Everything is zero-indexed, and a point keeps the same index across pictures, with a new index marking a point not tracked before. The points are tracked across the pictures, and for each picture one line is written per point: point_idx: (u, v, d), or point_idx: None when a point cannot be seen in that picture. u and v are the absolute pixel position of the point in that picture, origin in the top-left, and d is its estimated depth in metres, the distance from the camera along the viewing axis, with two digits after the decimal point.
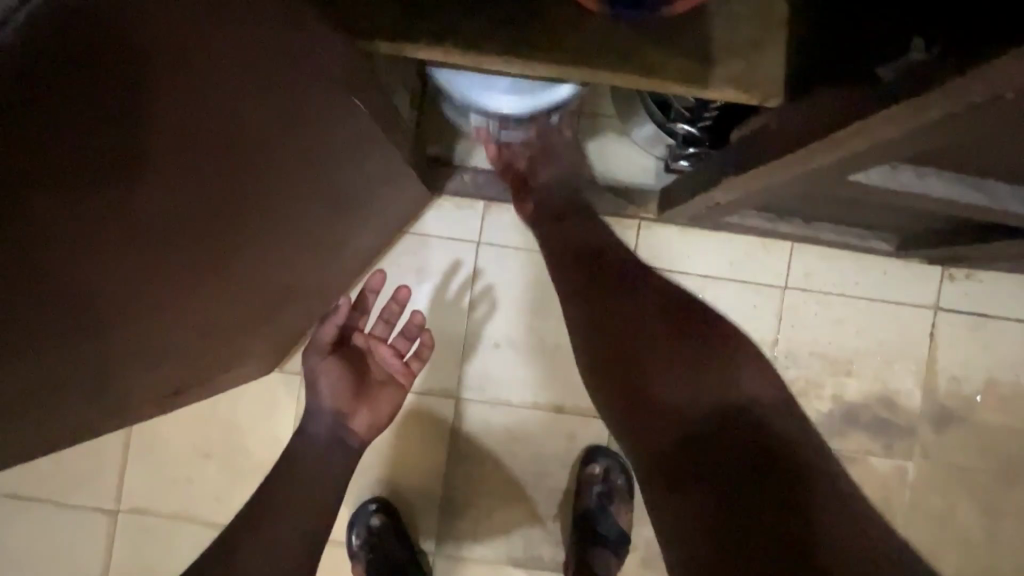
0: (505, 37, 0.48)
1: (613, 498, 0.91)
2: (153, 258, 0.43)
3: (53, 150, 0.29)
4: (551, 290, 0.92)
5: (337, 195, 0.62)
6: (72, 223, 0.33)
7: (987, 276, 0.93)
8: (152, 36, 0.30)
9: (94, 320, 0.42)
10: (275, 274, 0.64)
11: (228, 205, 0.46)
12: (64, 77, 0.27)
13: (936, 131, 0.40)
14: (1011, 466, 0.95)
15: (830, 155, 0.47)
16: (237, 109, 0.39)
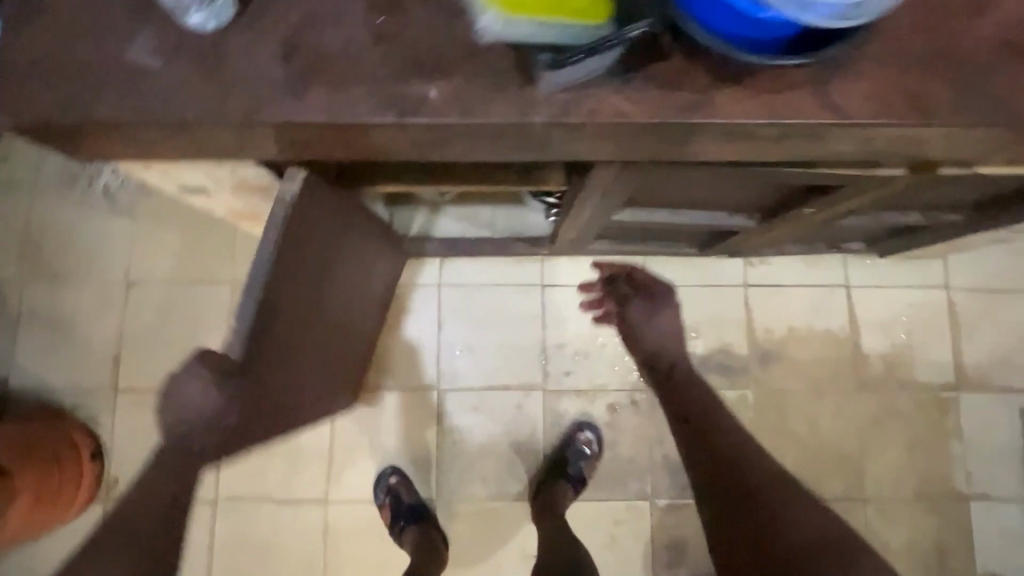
0: (419, 174, 0.96)
1: (587, 454, 1.33)
2: (320, 307, 0.88)
3: (295, 264, 0.75)
4: (492, 311, 1.40)
5: (372, 256, 1.09)
6: (298, 294, 0.79)
7: (775, 260, 1.42)
8: (318, 211, 0.77)
9: (304, 344, 0.87)
10: (356, 314, 1.10)
11: (337, 265, 0.91)
12: (298, 237, 0.74)
13: (613, 197, 0.89)
14: (818, 384, 1.39)
15: (586, 210, 0.97)
16: (336, 229, 0.87)
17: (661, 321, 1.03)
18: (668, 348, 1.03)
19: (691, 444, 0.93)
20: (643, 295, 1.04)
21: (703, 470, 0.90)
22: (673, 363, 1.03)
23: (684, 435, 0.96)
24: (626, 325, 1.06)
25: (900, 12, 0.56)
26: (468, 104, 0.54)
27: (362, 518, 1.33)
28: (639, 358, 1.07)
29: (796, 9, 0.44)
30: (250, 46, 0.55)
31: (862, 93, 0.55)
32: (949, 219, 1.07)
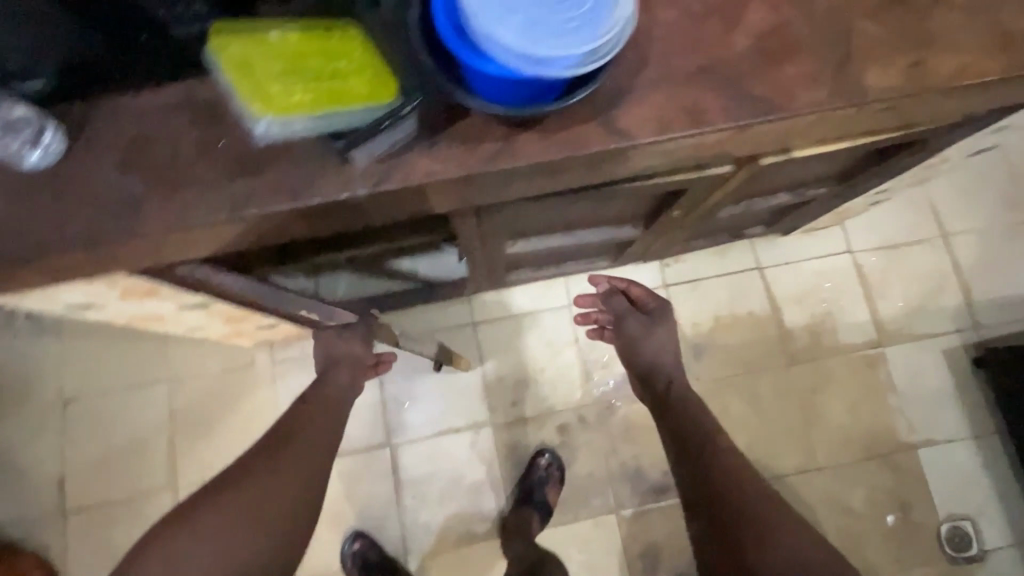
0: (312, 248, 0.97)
1: (548, 479, 1.34)
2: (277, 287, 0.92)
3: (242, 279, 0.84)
4: (429, 358, 1.43)
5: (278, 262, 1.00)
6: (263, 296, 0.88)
7: (687, 256, 1.49)
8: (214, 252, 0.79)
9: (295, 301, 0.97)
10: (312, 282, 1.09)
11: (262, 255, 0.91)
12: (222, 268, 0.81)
13: (493, 234, 0.95)
14: (751, 366, 1.45)
15: (477, 251, 1.02)
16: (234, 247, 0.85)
17: (660, 339, 1.03)
18: (666, 365, 1.03)
19: (691, 474, 0.90)
20: (638, 311, 1.06)
21: (701, 507, 0.87)
22: (670, 380, 1.02)
23: (684, 466, 0.92)
24: (626, 340, 1.07)
25: (663, 39, 0.64)
26: (292, 190, 0.59)
27: None
28: (634, 375, 1.07)
29: (534, 67, 0.50)
30: (84, 177, 0.59)
31: (642, 116, 0.62)
32: (817, 194, 1.15)
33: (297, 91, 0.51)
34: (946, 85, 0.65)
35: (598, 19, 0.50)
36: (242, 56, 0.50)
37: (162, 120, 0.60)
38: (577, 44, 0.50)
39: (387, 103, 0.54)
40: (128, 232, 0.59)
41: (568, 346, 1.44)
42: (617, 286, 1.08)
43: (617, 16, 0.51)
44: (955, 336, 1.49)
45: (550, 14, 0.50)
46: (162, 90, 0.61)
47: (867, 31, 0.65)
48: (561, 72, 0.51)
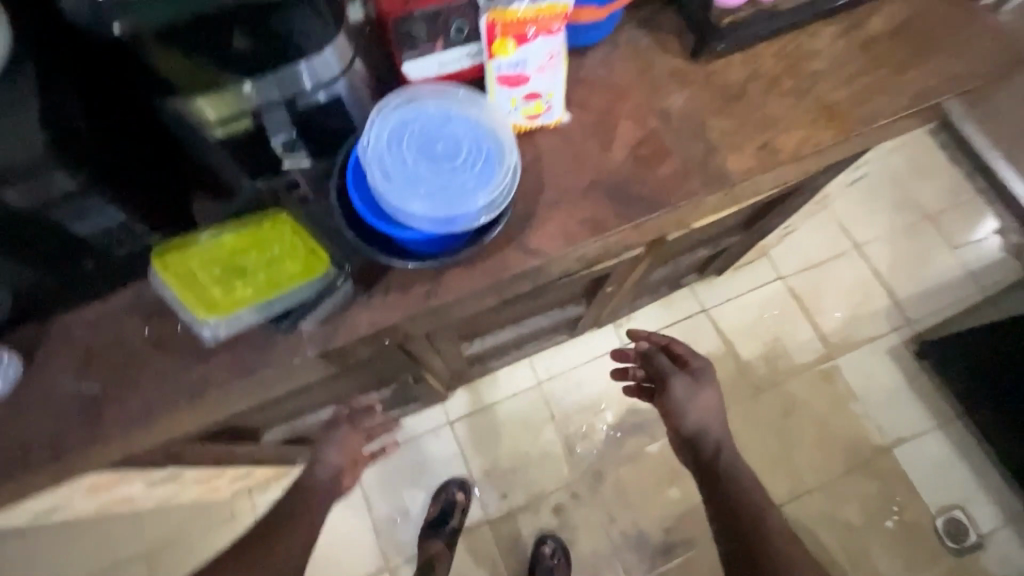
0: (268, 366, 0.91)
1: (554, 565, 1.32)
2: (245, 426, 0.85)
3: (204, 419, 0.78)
4: (413, 467, 1.42)
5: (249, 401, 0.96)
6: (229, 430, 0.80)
7: (637, 313, 1.58)
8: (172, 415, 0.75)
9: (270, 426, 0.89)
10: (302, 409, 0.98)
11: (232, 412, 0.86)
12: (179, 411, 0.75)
13: (449, 344, 1.00)
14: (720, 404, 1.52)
15: (437, 361, 1.06)
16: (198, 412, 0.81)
17: (707, 401, 0.89)
18: (713, 429, 0.90)
19: (727, 534, 0.83)
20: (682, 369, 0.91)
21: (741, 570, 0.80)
22: (719, 446, 0.89)
23: (724, 529, 0.84)
24: (668, 405, 0.90)
25: (552, 166, 0.74)
26: (247, 366, 0.63)
27: None
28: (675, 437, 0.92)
29: (444, 226, 0.59)
30: (40, 397, 0.62)
31: (549, 234, 0.71)
32: (732, 242, 1.28)
33: (240, 287, 0.58)
34: (793, 158, 0.77)
35: (491, 177, 0.61)
36: (186, 269, 0.57)
37: (114, 326, 0.64)
38: (477, 202, 0.60)
39: (323, 273, 0.60)
40: (92, 439, 0.61)
41: (545, 424, 1.46)
42: (657, 341, 0.94)
43: (506, 171, 0.61)
44: (893, 335, 1.60)
45: (451, 183, 0.60)
46: (110, 298, 0.65)
47: (718, 126, 0.77)
48: (469, 226, 0.60)
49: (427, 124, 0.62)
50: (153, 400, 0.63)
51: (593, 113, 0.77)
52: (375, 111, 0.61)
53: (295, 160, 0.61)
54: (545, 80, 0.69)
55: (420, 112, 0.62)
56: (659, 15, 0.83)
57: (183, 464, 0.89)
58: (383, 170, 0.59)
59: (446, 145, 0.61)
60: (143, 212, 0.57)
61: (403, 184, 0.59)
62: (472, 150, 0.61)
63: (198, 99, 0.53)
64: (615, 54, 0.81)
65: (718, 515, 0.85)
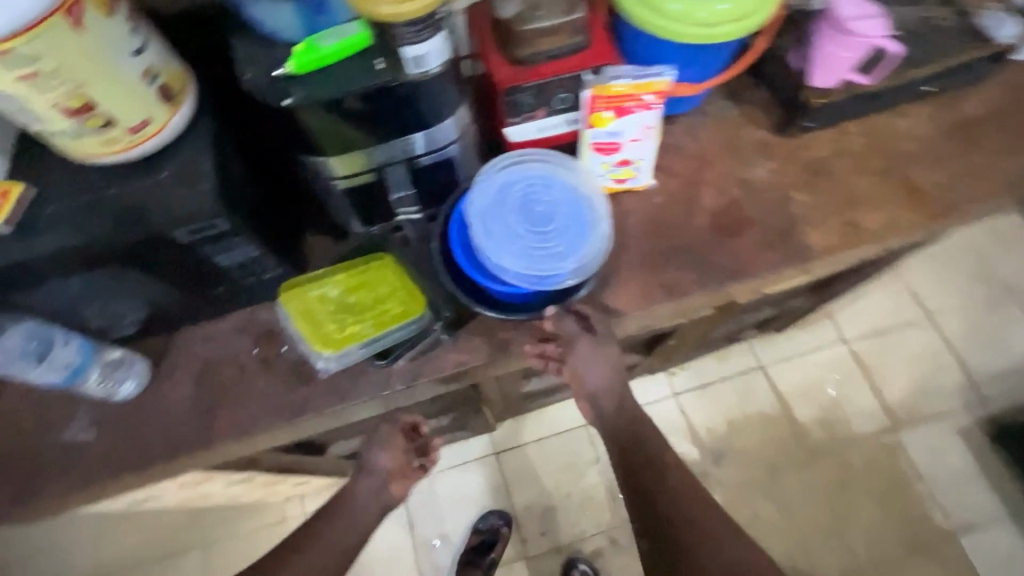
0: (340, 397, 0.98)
1: None
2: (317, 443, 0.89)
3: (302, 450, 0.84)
4: (456, 492, 1.45)
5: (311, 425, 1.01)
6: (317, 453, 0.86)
7: (692, 362, 1.56)
8: None
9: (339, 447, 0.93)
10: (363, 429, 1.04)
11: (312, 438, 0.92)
12: None
13: (512, 380, 1.03)
14: (770, 466, 1.48)
15: (498, 396, 1.10)
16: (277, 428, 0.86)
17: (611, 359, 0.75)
18: None
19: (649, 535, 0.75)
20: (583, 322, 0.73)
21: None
22: None
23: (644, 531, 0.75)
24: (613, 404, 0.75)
25: (635, 228, 0.77)
26: (342, 393, 0.69)
27: None
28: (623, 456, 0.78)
29: (536, 283, 0.65)
30: (164, 400, 0.70)
31: (629, 295, 0.74)
32: (798, 304, 1.26)
33: (347, 323, 0.65)
34: (878, 238, 0.77)
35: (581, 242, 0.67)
36: (306, 304, 0.65)
37: (228, 343, 0.72)
38: (567, 264, 0.66)
39: (418, 315, 0.66)
40: (201, 446, 0.68)
41: (590, 465, 1.46)
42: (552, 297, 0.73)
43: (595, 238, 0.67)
44: (963, 413, 1.52)
45: (545, 244, 0.66)
46: (226, 317, 0.73)
47: (802, 201, 0.79)
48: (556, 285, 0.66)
49: (527, 188, 0.69)
50: (257, 415, 0.69)
51: (677, 179, 0.80)
52: (483, 172, 0.68)
53: (406, 212, 0.71)
54: (637, 149, 0.73)
55: (522, 176, 0.69)
56: (747, 89, 0.86)
57: (257, 469, 0.96)
58: (486, 226, 0.66)
59: (543, 209, 0.68)
60: (276, 250, 0.64)
61: (503, 240, 0.65)
62: (566, 216, 0.68)
63: (331, 158, 0.60)
64: (701, 123, 0.84)
65: (634, 511, 0.76)
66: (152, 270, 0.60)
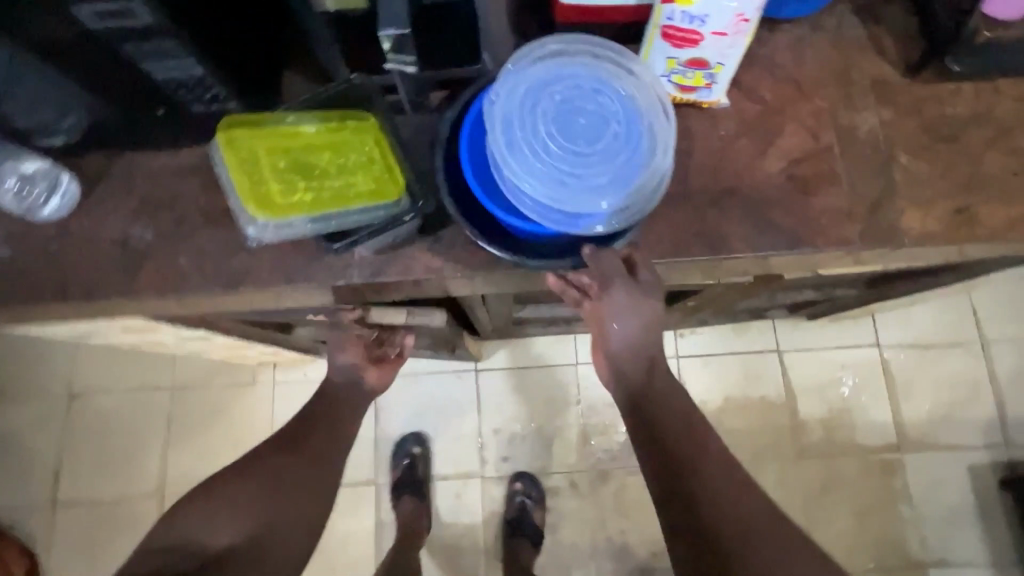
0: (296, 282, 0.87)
1: (530, 504, 1.32)
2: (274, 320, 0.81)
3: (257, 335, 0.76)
4: (428, 399, 1.41)
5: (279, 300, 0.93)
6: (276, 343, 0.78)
7: (705, 328, 1.44)
8: None
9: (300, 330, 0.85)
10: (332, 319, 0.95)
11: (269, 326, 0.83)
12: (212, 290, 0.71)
13: (502, 303, 0.92)
14: (756, 453, 1.39)
15: (484, 317, 1.00)
16: None
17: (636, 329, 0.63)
18: None
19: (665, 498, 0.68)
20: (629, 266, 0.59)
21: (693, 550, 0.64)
22: None
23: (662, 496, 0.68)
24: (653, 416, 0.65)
25: (686, 156, 0.61)
26: (289, 272, 0.58)
27: None
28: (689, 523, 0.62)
29: (561, 221, 0.53)
30: (93, 231, 0.60)
31: (655, 237, 0.59)
32: (845, 295, 1.10)
33: (298, 188, 0.52)
34: (993, 238, 0.60)
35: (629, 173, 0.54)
36: (249, 155, 0.52)
37: (173, 183, 0.60)
38: (606, 200, 0.53)
39: (394, 200, 0.54)
40: (124, 293, 0.59)
41: (568, 405, 1.40)
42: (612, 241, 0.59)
43: (648, 168, 0.54)
44: (981, 452, 1.39)
45: (581, 170, 0.53)
46: (177, 153, 0.61)
47: (910, 169, 0.61)
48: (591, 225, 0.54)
49: (571, 91, 0.55)
50: (191, 273, 0.59)
51: (759, 105, 0.62)
52: (516, 61, 0.54)
53: (399, 62, 0.52)
54: (719, 48, 0.54)
55: (567, 75, 0.55)
56: (885, 8, 0.65)
57: (214, 331, 0.89)
58: (511, 134, 0.53)
59: (587, 120, 0.54)
60: (224, 74, 0.50)
61: (528, 156, 0.53)
62: (617, 135, 0.54)
63: None
64: (812, 40, 0.64)
65: None
66: (72, 68, 0.48)
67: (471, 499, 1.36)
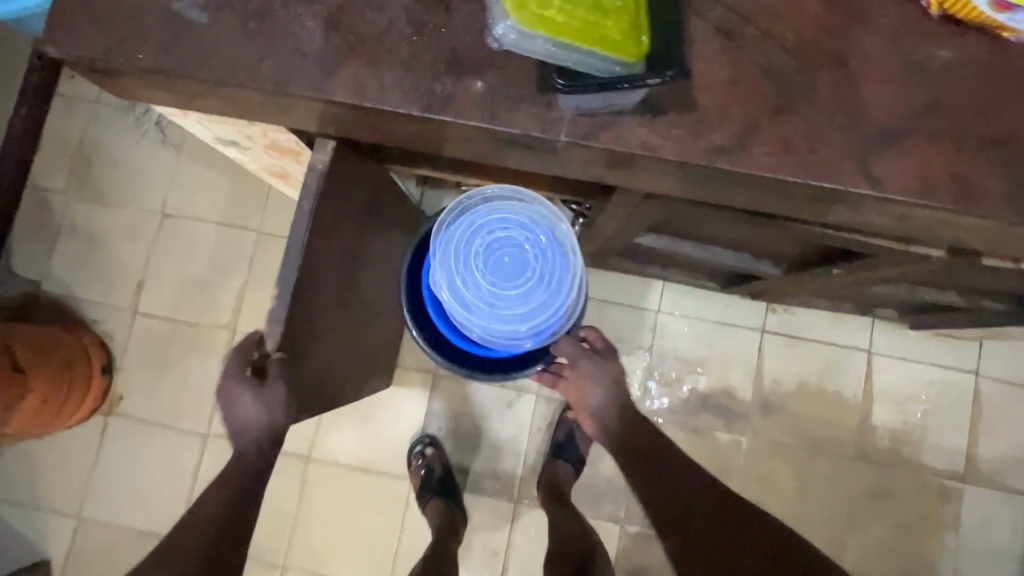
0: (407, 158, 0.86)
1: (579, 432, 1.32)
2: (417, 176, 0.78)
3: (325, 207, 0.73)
4: None
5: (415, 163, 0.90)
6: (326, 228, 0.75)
7: (798, 310, 1.37)
8: None
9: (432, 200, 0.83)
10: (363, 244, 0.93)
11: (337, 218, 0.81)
12: None
13: (638, 224, 0.87)
14: (814, 445, 1.35)
15: (604, 234, 0.95)
16: None
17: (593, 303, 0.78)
18: None
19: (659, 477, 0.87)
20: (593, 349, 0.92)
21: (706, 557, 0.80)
22: None
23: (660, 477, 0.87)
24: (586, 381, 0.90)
25: (960, 88, 0.53)
26: (493, 110, 0.53)
27: (350, 485, 1.36)
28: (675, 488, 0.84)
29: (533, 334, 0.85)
30: (296, 16, 0.55)
31: (904, 169, 0.52)
32: (988, 308, 1.01)
33: (553, 7, 0.46)
34: None
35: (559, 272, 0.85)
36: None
37: None
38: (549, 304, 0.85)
39: (625, 61, 0.48)
40: (314, 91, 0.55)
41: (639, 348, 1.37)
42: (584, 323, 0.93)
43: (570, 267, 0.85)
44: None
45: (526, 296, 0.84)
46: None
47: None
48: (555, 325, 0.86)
49: (489, 241, 0.84)
50: (390, 86, 0.54)
51: None
52: (435, 232, 0.84)
53: None
54: None
55: (477, 228, 0.85)
56: None
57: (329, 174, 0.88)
58: (466, 297, 0.84)
59: (509, 255, 0.84)
60: None
61: (485, 306, 0.84)
62: (535, 258, 0.84)
63: None
64: None
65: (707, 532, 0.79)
66: None
67: (521, 413, 1.37)
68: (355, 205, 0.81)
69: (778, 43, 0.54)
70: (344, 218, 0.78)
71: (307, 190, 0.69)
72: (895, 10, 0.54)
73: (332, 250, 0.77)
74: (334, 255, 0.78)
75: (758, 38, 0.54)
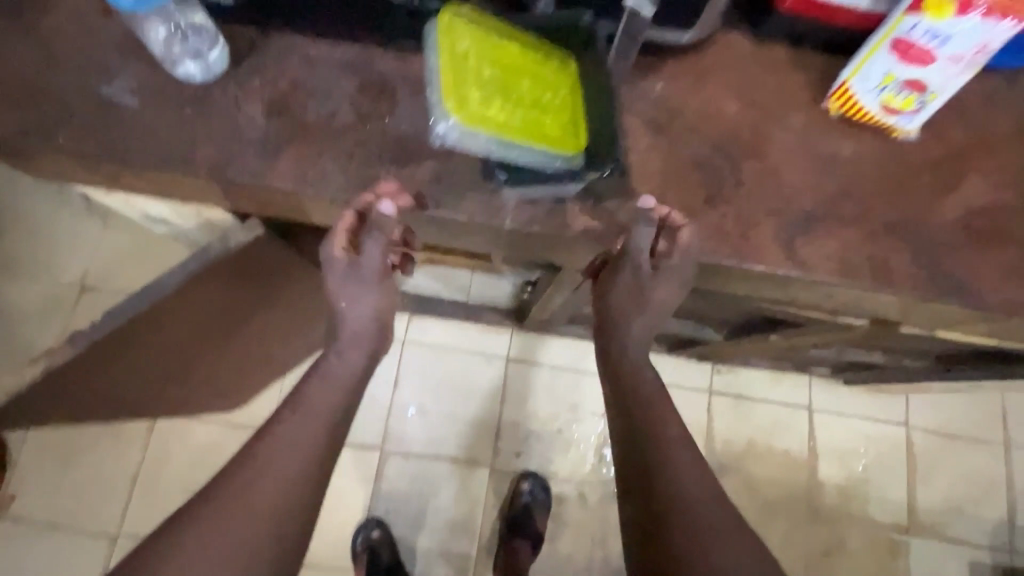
0: None
1: (536, 506, 1.26)
2: None
3: (217, 281, 0.71)
4: (453, 378, 1.35)
5: None
6: (205, 296, 0.73)
7: (742, 369, 1.42)
8: None
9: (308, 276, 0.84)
10: (272, 321, 0.90)
11: (239, 294, 0.79)
12: None
13: (585, 296, 0.89)
14: (768, 506, 1.35)
15: (550, 304, 0.97)
16: None
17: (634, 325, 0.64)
18: None
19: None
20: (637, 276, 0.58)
21: None
22: None
23: None
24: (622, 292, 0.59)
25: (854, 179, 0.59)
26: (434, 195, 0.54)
27: None
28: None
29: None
30: (237, 103, 0.57)
31: (824, 252, 0.57)
32: (907, 365, 1.07)
33: (495, 106, 0.50)
34: None
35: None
36: (463, 50, 0.50)
37: (329, 75, 0.58)
38: None
39: (569, 155, 0.52)
40: (251, 172, 0.55)
41: (595, 416, 1.35)
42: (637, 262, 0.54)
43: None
44: (984, 554, 1.36)
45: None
46: (340, 48, 0.59)
47: None
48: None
49: None
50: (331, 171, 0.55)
51: (944, 148, 0.61)
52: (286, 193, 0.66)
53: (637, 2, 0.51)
54: (946, 74, 0.53)
55: None
56: None
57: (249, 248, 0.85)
58: None
59: None
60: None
61: None
62: None
63: None
64: (1004, 95, 0.63)
65: None
66: None
67: (474, 490, 1.30)
68: (263, 278, 0.79)
69: (702, 136, 0.59)
70: (230, 287, 0.75)
71: (202, 255, 0.68)
72: (802, 111, 0.60)
73: (192, 310, 0.75)
74: (196, 312, 0.76)
75: (684, 133, 0.58)
